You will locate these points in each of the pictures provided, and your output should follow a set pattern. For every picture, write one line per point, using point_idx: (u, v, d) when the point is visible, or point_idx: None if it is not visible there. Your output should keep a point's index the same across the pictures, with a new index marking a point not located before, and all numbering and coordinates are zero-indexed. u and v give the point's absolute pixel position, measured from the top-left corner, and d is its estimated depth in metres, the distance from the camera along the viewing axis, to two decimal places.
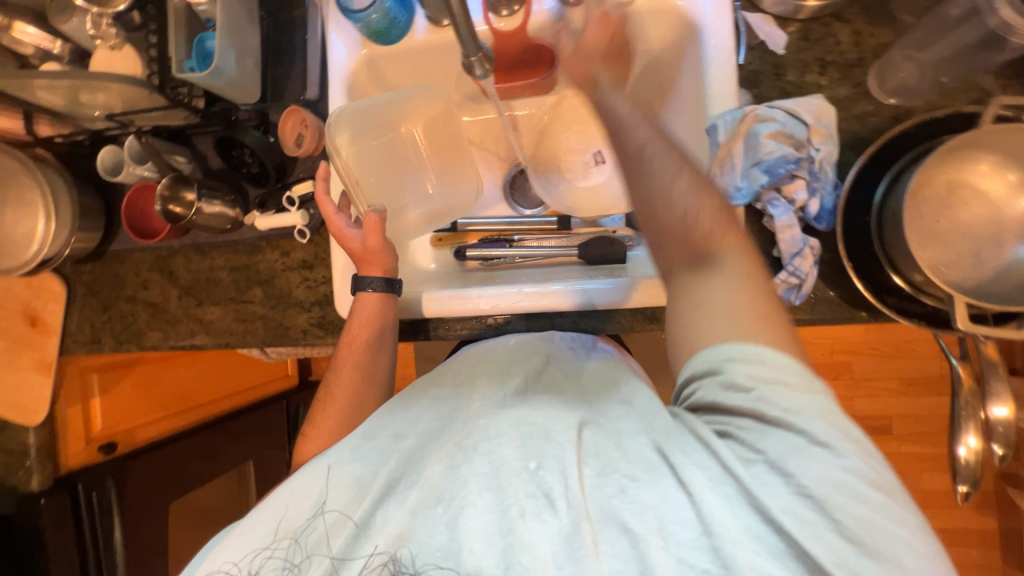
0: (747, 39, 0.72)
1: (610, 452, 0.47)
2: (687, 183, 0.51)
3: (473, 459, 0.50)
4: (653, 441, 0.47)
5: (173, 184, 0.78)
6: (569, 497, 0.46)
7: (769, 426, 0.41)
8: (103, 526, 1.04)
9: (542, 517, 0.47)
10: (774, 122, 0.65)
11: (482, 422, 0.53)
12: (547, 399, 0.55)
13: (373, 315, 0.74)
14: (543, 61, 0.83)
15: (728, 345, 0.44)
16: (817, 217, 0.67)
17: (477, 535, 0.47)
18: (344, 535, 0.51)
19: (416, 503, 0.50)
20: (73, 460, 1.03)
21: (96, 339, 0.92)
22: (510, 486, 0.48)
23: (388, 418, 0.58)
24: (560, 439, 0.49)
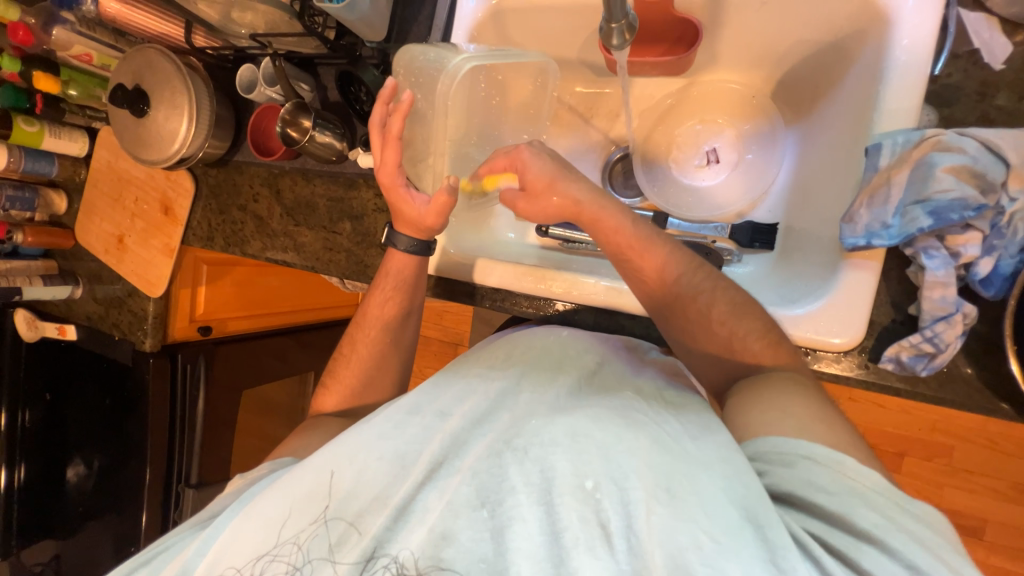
0: (953, 45, 0.58)
1: (687, 491, 0.42)
2: (726, 296, 0.61)
3: (524, 462, 0.47)
4: (738, 499, 0.41)
5: (294, 110, 0.83)
6: (632, 537, 0.42)
7: (859, 538, 0.40)
8: (190, 397, 1.18)
9: (596, 552, 0.42)
10: (961, 154, 0.53)
11: (533, 424, 0.50)
12: (603, 409, 0.51)
13: (403, 278, 0.77)
14: (685, 37, 0.74)
15: (802, 443, 0.46)
16: (986, 280, 0.54)
17: (523, 556, 0.43)
18: (382, 515, 0.48)
19: (457, 500, 0.47)
20: (178, 333, 1.21)
21: (210, 238, 1.03)
22: (563, 504, 0.44)
23: (439, 394, 0.58)
24: (623, 463, 0.45)
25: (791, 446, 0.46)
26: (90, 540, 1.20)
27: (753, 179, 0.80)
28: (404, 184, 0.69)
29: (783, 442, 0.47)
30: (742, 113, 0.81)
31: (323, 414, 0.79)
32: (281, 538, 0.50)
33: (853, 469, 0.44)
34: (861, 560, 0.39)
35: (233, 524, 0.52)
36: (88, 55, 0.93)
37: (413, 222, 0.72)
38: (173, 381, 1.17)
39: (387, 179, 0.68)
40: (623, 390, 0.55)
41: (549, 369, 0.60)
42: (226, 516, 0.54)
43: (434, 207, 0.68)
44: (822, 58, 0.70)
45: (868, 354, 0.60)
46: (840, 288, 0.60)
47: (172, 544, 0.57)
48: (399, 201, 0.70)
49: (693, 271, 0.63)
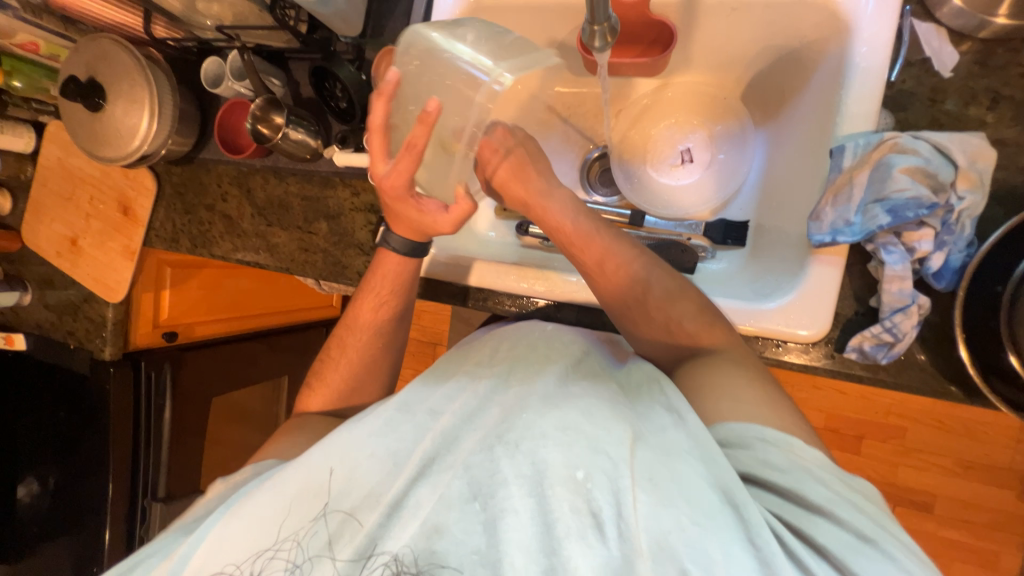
0: (906, 53, 0.62)
1: (671, 481, 0.43)
2: (682, 299, 0.62)
3: (515, 456, 0.47)
4: (717, 483, 0.43)
5: (265, 106, 0.80)
6: (621, 524, 0.43)
7: (812, 513, 0.43)
8: (155, 406, 1.13)
9: (587, 541, 0.43)
10: (915, 155, 0.57)
11: (525, 417, 0.50)
12: (593, 401, 0.50)
13: (396, 275, 0.75)
14: (660, 40, 0.76)
15: (755, 426, 0.48)
16: (938, 273, 0.59)
17: (517, 547, 0.43)
18: (376, 512, 0.48)
19: (450, 494, 0.47)
20: (141, 340, 1.15)
21: (175, 238, 0.98)
22: (555, 495, 0.44)
23: (429, 391, 0.57)
24: (612, 453, 0.45)
25: (747, 429, 0.48)
26: (45, 562, 1.13)
27: (725, 178, 0.83)
28: (415, 196, 0.67)
29: (739, 426, 0.49)
30: (714, 114, 0.83)
31: (307, 415, 0.77)
32: (277, 539, 0.49)
33: (801, 448, 0.47)
34: (815, 534, 0.42)
35: (223, 524, 0.50)
36: (34, 44, 0.87)
37: (421, 231, 0.71)
38: (137, 390, 1.11)
39: (394, 194, 0.65)
40: (609, 383, 0.55)
41: (534, 358, 0.60)
42: (216, 516, 0.53)
43: (455, 214, 0.68)
44: (788, 63, 0.74)
45: (834, 344, 0.64)
46: (808, 281, 0.63)
47: (155, 552, 0.54)
48: (404, 214, 0.69)
49: (646, 269, 0.64)
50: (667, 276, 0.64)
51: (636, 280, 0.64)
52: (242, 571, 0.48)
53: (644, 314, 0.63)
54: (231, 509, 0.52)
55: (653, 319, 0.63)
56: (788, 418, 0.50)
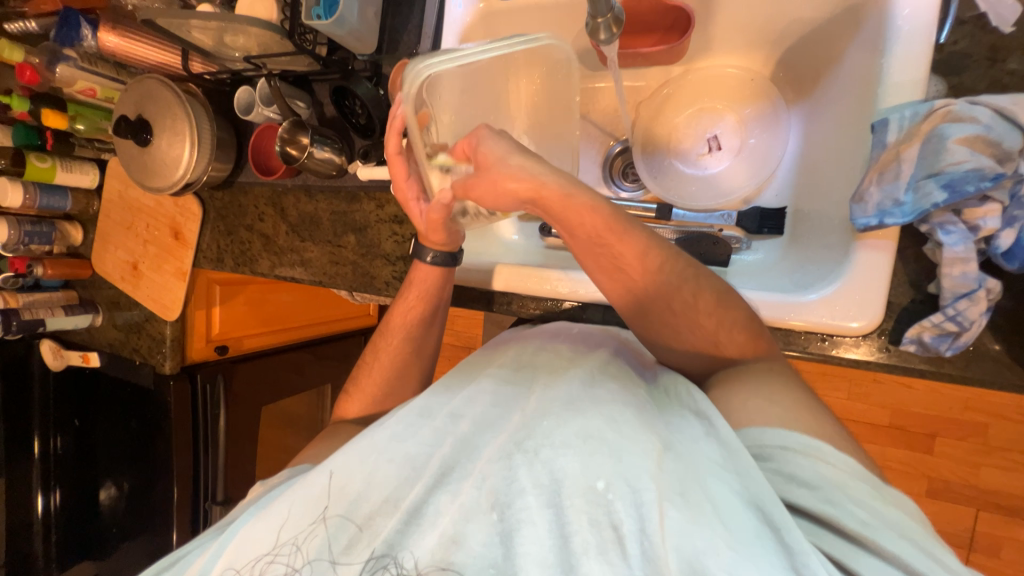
0: (957, 10, 0.56)
1: (702, 496, 0.41)
2: (705, 293, 0.58)
3: (534, 463, 0.46)
4: (753, 499, 0.41)
5: (291, 128, 0.84)
6: (645, 541, 0.39)
7: (851, 543, 0.39)
8: (211, 416, 1.20)
9: (607, 556, 0.40)
10: (972, 123, 0.51)
11: (545, 423, 0.48)
12: (617, 407, 0.49)
13: (427, 288, 0.77)
14: (677, 26, 0.73)
15: (782, 432, 0.46)
16: (1009, 253, 0.52)
17: (533, 561, 0.41)
18: (394, 519, 0.48)
19: (469, 504, 0.45)
20: (196, 354, 1.24)
21: (220, 259, 1.05)
22: (573, 507, 0.42)
23: (450, 397, 0.57)
24: (636, 465, 0.43)
25: (770, 437, 0.46)
26: (123, 559, 1.24)
27: (758, 163, 0.78)
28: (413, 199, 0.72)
29: (763, 431, 0.47)
30: (741, 97, 0.79)
31: (343, 421, 0.79)
32: (290, 540, 0.49)
33: (831, 454, 0.44)
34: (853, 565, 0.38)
35: (252, 523, 0.53)
36: (92, 90, 0.95)
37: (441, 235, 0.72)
38: (194, 400, 1.19)
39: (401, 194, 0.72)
40: (639, 390, 0.53)
41: (555, 365, 0.58)
42: (244, 517, 0.55)
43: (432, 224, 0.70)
44: (820, 34, 0.68)
45: (888, 336, 0.58)
46: (853, 269, 0.58)
47: (189, 552, 0.57)
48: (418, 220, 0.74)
49: (648, 269, 0.58)
50: (691, 274, 0.58)
51: (655, 275, 0.58)
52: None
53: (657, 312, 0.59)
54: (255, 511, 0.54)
55: (670, 315, 0.59)
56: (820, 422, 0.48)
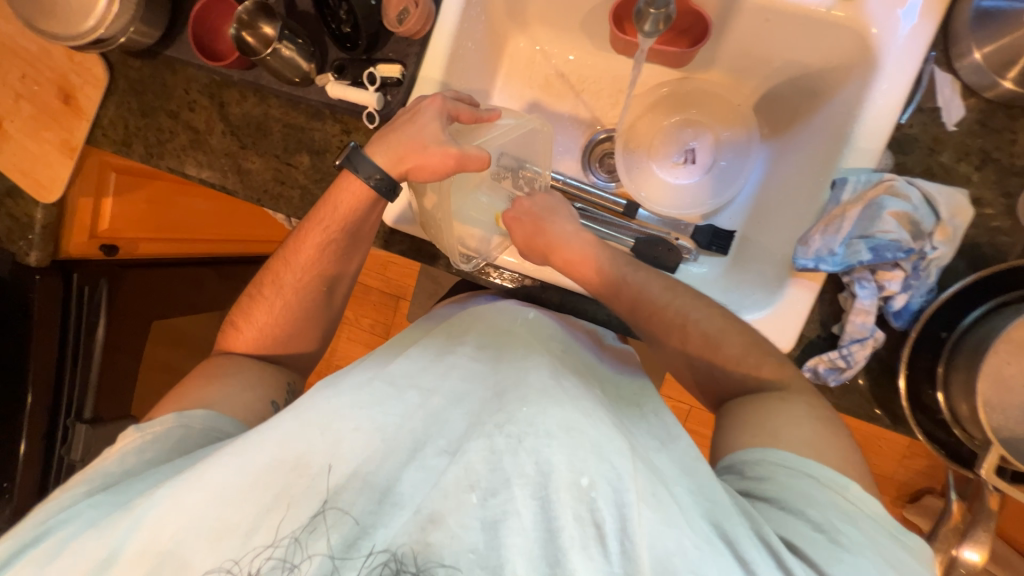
0: (921, 98, 0.64)
1: (672, 500, 0.44)
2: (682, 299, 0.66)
3: (518, 452, 0.46)
4: (710, 514, 0.45)
5: (254, 11, 0.71)
6: (626, 539, 0.42)
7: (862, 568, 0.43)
8: (87, 324, 1.03)
9: (589, 551, 0.42)
10: (905, 201, 0.60)
11: (526, 410, 0.48)
12: (584, 397, 0.51)
13: (345, 217, 0.72)
14: (691, 33, 0.74)
15: (810, 462, 0.51)
16: (897, 313, 0.63)
17: (518, 551, 0.42)
18: (365, 499, 0.46)
19: (450, 485, 0.45)
20: (74, 249, 1.03)
21: (127, 143, 0.87)
22: (559, 501, 0.43)
23: (419, 368, 0.56)
24: (615, 462, 0.45)
25: (801, 464, 0.51)
26: None
27: (723, 185, 0.83)
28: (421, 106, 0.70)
29: (795, 458, 0.51)
30: (725, 119, 0.83)
31: (235, 356, 0.75)
32: (260, 509, 0.47)
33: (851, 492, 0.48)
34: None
35: (175, 498, 0.47)
36: None
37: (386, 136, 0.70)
38: (67, 303, 1.01)
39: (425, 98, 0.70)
40: (595, 385, 0.56)
41: (518, 348, 0.59)
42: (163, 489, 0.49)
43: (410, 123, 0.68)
44: (807, 81, 0.73)
45: (792, 362, 0.68)
46: (782, 302, 0.67)
47: (74, 534, 0.49)
48: (431, 156, 0.67)
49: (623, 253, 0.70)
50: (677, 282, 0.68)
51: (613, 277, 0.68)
52: (240, 569, 0.45)
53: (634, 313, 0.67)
54: (186, 476, 0.49)
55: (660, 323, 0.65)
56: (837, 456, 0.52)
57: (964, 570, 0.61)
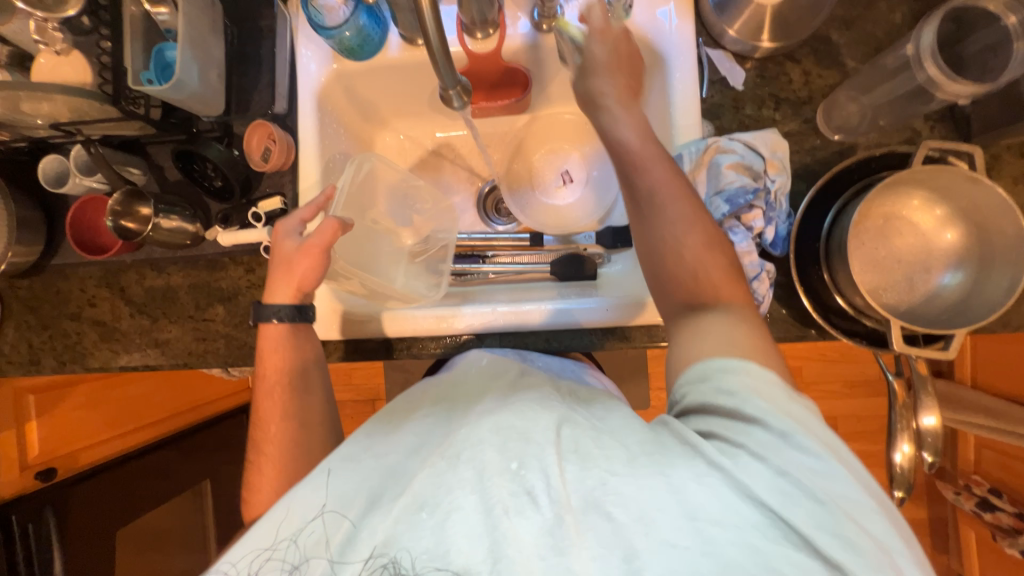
0: (709, 73, 0.76)
1: (592, 448, 0.47)
2: (699, 228, 0.60)
3: (456, 466, 0.47)
4: (637, 437, 0.48)
5: (126, 199, 0.75)
6: (553, 491, 0.45)
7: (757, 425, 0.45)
8: (40, 562, 0.95)
9: (524, 513, 0.44)
10: (733, 154, 0.70)
11: (464, 432, 0.50)
12: (527, 400, 0.52)
13: (278, 354, 0.71)
14: (517, 82, 0.83)
15: (720, 359, 0.50)
16: (773, 243, 0.72)
17: (463, 540, 0.44)
18: (326, 553, 0.47)
19: (398, 511, 0.46)
20: (6, 490, 0.96)
21: (35, 361, 0.84)
22: (494, 485, 0.45)
23: (371, 437, 0.55)
24: (539, 439, 0.47)
25: (714, 362, 0.50)
26: None
27: (602, 191, 0.93)
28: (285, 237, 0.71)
29: (715, 360, 0.50)
30: (581, 138, 0.94)
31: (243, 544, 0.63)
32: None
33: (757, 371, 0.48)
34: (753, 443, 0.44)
35: None
36: None
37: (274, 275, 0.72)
38: (11, 550, 0.94)
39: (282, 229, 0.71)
40: (543, 387, 0.57)
41: (470, 393, 0.59)
42: None
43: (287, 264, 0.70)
44: None
45: None
46: None
47: None
48: (302, 266, 0.69)
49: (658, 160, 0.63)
50: (690, 202, 0.62)
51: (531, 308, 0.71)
52: None
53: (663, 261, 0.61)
54: None
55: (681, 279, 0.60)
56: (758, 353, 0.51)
57: (930, 439, 0.64)
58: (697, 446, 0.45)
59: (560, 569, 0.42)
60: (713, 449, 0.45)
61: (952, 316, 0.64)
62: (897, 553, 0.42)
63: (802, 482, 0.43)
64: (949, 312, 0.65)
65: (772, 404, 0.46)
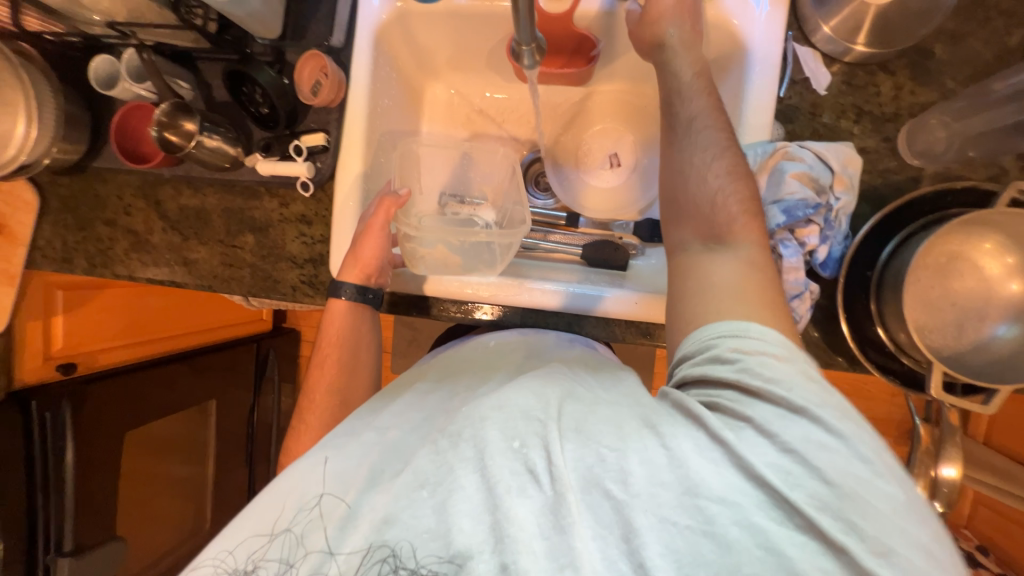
0: (791, 72, 0.71)
1: (593, 426, 0.46)
2: (738, 184, 0.57)
3: (457, 444, 0.47)
4: (638, 414, 0.47)
5: (173, 111, 0.73)
6: (553, 473, 0.44)
7: (788, 412, 0.43)
8: (55, 449, 0.99)
9: (526, 492, 0.43)
10: (801, 162, 0.66)
11: (465, 410, 0.50)
12: (531, 375, 0.53)
13: (342, 328, 0.77)
14: (582, 51, 0.79)
15: (742, 325, 0.48)
16: (823, 264, 0.68)
17: (465, 516, 0.43)
18: (330, 528, 0.47)
19: (399, 488, 0.46)
20: (30, 376, 1.01)
21: (68, 259, 0.86)
22: (494, 465, 0.44)
23: (374, 414, 0.59)
24: (542, 416, 0.47)
25: (728, 329, 0.49)
26: None
27: (647, 182, 0.89)
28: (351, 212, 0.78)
29: (727, 326, 0.49)
30: (636, 122, 0.90)
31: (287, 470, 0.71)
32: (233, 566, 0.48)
33: (776, 348, 0.46)
34: (775, 427, 0.42)
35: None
36: None
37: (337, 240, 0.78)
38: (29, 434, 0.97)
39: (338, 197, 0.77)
40: (552, 362, 0.59)
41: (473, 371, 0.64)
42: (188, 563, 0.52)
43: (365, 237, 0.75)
44: None
45: None
46: None
47: None
48: (368, 241, 0.74)
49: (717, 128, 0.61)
50: (733, 161, 0.59)
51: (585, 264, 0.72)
52: None
53: (699, 213, 0.58)
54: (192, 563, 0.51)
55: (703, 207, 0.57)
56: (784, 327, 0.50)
57: (945, 488, 0.63)
58: (700, 418, 0.45)
59: (561, 547, 0.42)
60: (723, 426, 0.44)
61: (1001, 370, 0.61)
62: (915, 544, 0.38)
63: (824, 467, 0.40)
64: (997, 366, 0.62)
65: (798, 388, 0.44)
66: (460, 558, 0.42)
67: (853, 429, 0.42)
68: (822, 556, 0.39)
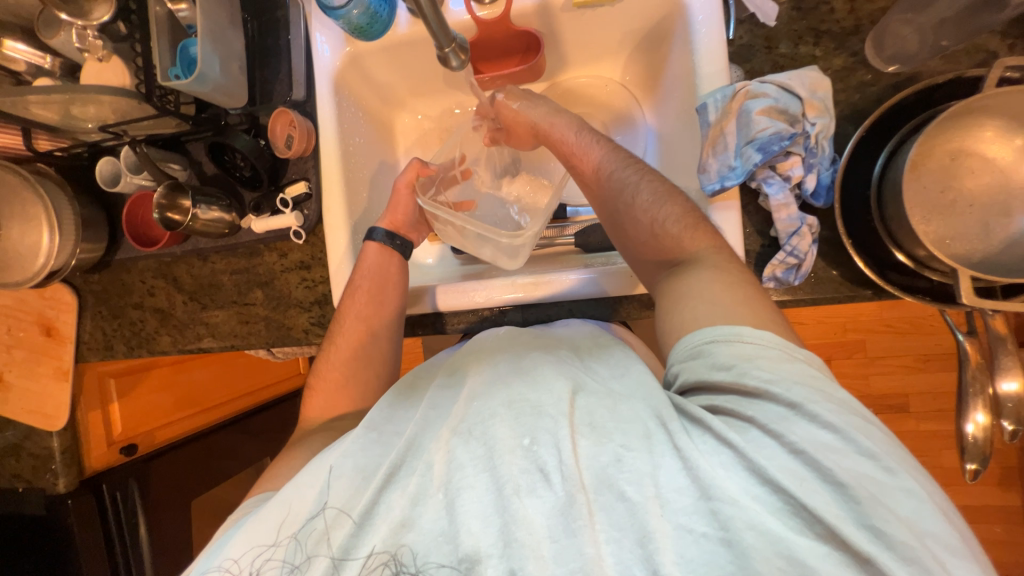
0: (736, 12, 0.69)
1: (605, 422, 0.46)
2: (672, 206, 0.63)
3: (469, 441, 0.48)
4: (652, 409, 0.47)
5: (170, 192, 0.79)
6: (564, 468, 0.45)
7: (797, 416, 0.43)
8: (129, 527, 1.07)
9: (536, 492, 0.45)
10: (765, 98, 0.64)
11: (475, 405, 0.50)
12: (541, 366, 0.53)
13: (377, 276, 0.76)
14: (530, 47, 0.81)
15: (735, 327, 0.50)
16: (815, 193, 0.65)
17: (473, 517, 0.45)
18: (346, 525, 0.49)
19: (415, 492, 0.48)
20: (97, 461, 1.07)
21: (109, 346, 0.94)
22: (504, 462, 0.46)
23: (390, 413, 0.57)
24: (554, 411, 0.47)
25: (713, 331, 0.51)
26: None
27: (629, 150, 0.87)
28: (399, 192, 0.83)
29: (717, 328, 0.51)
30: (602, 102, 0.90)
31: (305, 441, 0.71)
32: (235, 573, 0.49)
33: (754, 337, 0.49)
34: (781, 428, 0.43)
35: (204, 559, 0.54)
36: None
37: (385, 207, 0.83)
38: (105, 518, 1.04)
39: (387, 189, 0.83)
40: (559, 348, 0.58)
41: (478, 357, 0.61)
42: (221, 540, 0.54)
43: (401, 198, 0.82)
44: (646, 41, 0.80)
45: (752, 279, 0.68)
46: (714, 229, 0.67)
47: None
48: (398, 202, 0.82)
49: (629, 167, 0.68)
50: (660, 186, 0.65)
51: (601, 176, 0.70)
52: None
53: (645, 238, 0.64)
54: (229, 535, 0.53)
55: (645, 238, 0.64)
56: (761, 311, 0.53)
57: (1009, 405, 0.56)
58: (705, 421, 0.45)
59: (572, 551, 0.42)
60: (736, 434, 0.44)
61: None
62: (939, 544, 0.38)
63: (833, 471, 0.40)
64: None
65: (801, 391, 0.45)
66: (468, 562, 0.44)
67: (860, 426, 0.43)
68: (844, 565, 0.38)
